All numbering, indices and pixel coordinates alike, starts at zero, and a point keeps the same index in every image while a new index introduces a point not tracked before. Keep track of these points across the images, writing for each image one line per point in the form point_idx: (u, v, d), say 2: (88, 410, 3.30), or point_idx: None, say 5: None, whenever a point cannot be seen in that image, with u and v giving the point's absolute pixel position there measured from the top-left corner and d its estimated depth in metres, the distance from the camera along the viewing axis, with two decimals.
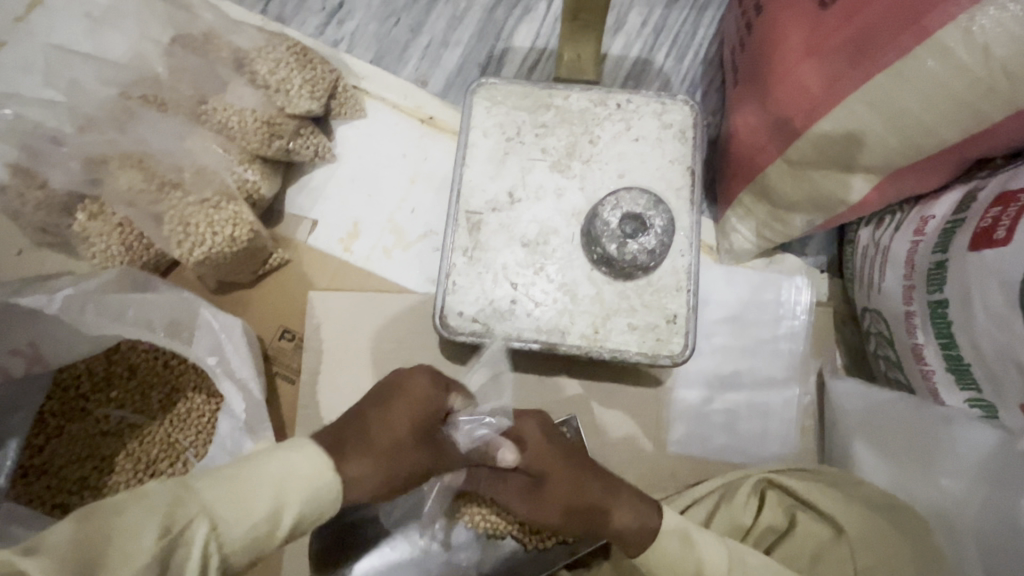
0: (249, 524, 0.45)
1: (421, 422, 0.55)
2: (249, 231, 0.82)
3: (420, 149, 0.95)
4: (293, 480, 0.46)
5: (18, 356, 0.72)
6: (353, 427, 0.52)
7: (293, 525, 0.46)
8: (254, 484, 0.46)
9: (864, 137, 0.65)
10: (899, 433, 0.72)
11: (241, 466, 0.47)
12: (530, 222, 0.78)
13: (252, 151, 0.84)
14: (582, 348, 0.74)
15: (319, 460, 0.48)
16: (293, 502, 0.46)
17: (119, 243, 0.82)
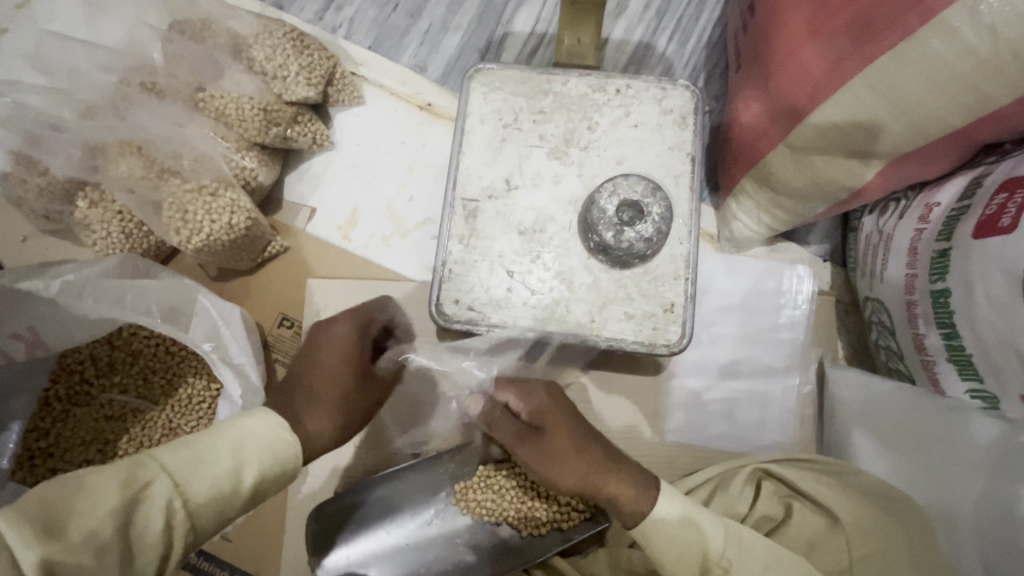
0: (213, 482, 0.49)
1: (350, 359, 0.67)
2: (247, 218, 0.82)
3: (418, 137, 0.95)
4: (253, 440, 0.52)
5: (19, 340, 0.74)
6: (299, 386, 0.63)
7: (254, 483, 0.51)
8: (214, 444, 0.50)
9: (866, 122, 0.64)
10: (896, 421, 0.72)
11: (199, 433, 0.51)
12: (527, 210, 0.78)
13: (250, 138, 0.84)
14: (578, 336, 0.74)
15: (271, 423, 0.54)
16: (252, 460, 0.51)
17: (119, 230, 0.83)
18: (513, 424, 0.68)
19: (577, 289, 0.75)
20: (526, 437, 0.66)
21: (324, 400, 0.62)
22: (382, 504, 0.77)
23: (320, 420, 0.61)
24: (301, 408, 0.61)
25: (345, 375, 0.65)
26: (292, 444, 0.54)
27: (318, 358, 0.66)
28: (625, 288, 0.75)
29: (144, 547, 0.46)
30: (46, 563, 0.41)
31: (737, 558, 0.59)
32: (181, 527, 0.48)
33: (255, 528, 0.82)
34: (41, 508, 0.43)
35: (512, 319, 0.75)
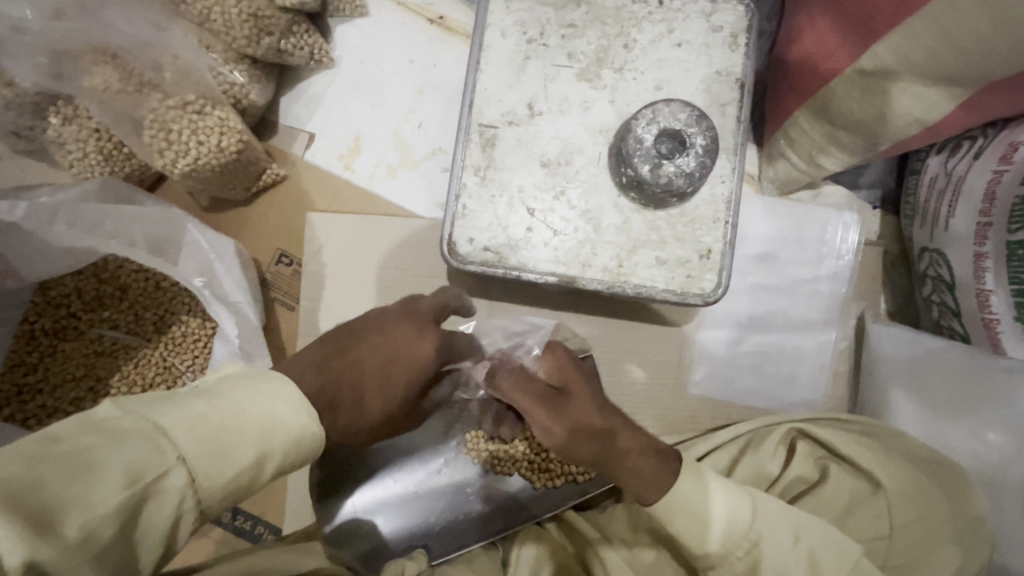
0: (234, 476, 0.43)
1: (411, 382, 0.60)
2: (238, 140, 0.74)
3: (428, 55, 0.84)
4: (279, 431, 0.46)
5: None
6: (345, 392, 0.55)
7: (275, 473, 0.47)
8: (235, 432, 0.44)
9: (962, 40, 0.54)
10: (941, 381, 0.67)
11: (218, 405, 0.44)
12: (552, 139, 0.69)
13: (238, 49, 0.74)
14: (604, 282, 0.68)
15: (303, 415, 0.47)
16: (276, 451, 0.46)
17: (96, 150, 0.75)
18: (530, 383, 0.54)
19: (606, 231, 0.68)
20: (547, 396, 0.53)
21: (362, 411, 0.57)
22: (388, 451, 0.73)
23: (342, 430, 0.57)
24: (337, 411, 0.55)
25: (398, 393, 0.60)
26: (319, 443, 0.49)
27: (379, 350, 0.57)
28: (659, 231, 0.68)
29: (151, 537, 0.41)
30: (38, 565, 0.35)
31: (768, 531, 0.53)
32: (195, 512, 0.43)
33: None
34: (33, 493, 0.36)
35: (532, 262, 0.68)
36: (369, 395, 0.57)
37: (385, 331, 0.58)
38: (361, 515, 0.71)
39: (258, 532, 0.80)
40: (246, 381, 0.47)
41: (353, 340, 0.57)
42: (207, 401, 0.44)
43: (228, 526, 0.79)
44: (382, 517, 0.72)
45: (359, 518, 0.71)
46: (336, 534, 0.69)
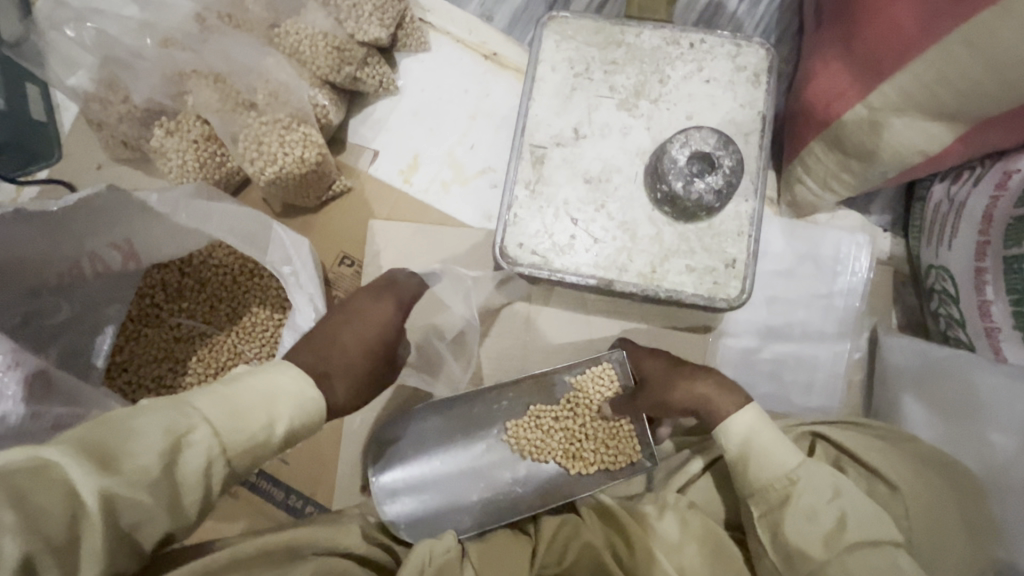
0: (253, 432, 0.49)
1: (379, 340, 0.68)
2: (318, 153, 0.84)
3: (482, 86, 0.95)
4: (281, 397, 0.53)
5: (116, 250, 0.78)
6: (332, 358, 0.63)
7: (285, 435, 0.52)
8: (246, 398, 0.50)
9: (956, 79, 0.62)
10: (945, 388, 0.73)
11: (233, 386, 0.51)
12: (594, 159, 0.79)
13: (321, 76, 0.85)
14: (639, 285, 0.76)
15: (297, 382, 0.55)
16: (282, 413, 0.52)
17: (194, 158, 0.84)
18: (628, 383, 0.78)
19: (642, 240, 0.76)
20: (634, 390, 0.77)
21: (353, 365, 0.64)
22: (438, 432, 0.80)
23: (345, 387, 0.63)
24: (332, 375, 0.62)
25: (372, 350, 0.67)
26: (317, 398, 0.56)
27: (346, 319, 0.68)
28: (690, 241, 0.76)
29: (192, 486, 0.45)
30: (107, 495, 0.40)
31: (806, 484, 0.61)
32: (230, 464, 0.48)
33: (310, 451, 0.87)
34: (98, 440, 0.42)
35: (575, 266, 0.76)
36: (351, 348, 0.65)
37: (345, 306, 0.70)
38: (405, 488, 0.77)
39: (308, 511, 0.86)
40: (241, 373, 0.54)
41: (328, 326, 0.68)
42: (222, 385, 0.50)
43: (281, 503, 0.86)
44: (426, 492, 0.77)
45: (404, 489, 0.77)
46: (383, 502, 0.75)
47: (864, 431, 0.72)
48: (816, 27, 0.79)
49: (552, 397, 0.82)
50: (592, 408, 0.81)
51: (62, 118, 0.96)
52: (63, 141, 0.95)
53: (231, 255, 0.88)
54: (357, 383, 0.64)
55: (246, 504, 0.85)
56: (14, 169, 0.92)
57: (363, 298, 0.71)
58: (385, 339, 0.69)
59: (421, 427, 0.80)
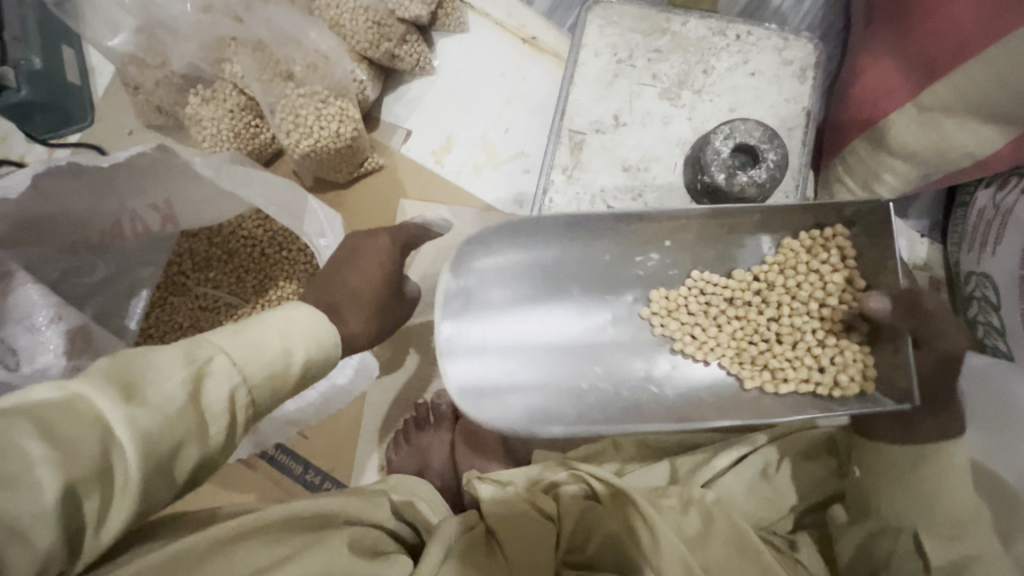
0: (272, 361, 0.48)
1: (381, 274, 0.66)
2: (353, 128, 0.83)
3: (520, 70, 0.94)
4: (297, 329, 0.52)
5: (155, 212, 0.77)
6: (341, 294, 0.63)
7: (302, 367, 0.51)
8: (261, 331, 0.49)
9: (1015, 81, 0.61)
10: (979, 396, 0.72)
11: (250, 326, 0.49)
12: (633, 148, 0.78)
13: (360, 51, 0.85)
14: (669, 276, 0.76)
15: (308, 316, 0.54)
16: (297, 343, 0.51)
17: (228, 128, 0.84)
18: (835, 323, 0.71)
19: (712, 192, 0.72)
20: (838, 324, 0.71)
21: (361, 304, 0.63)
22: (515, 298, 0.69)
23: (356, 325, 0.62)
24: (342, 309, 0.62)
25: (377, 282, 0.65)
26: (332, 334, 0.55)
27: (347, 257, 0.66)
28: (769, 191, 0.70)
29: (219, 416, 0.44)
30: (135, 425, 0.39)
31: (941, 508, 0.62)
32: (256, 399, 0.47)
33: (332, 428, 0.87)
34: (124, 375, 0.40)
35: None
36: (360, 290, 0.64)
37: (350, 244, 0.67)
38: (486, 301, 0.68)
39: (326, 488, 0.85)
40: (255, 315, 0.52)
41: (334, 265, 0.66)
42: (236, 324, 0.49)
43: (299, 478, 0.86)
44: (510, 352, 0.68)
45: (479, 259, 0.67)
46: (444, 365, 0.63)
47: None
48: (867, 24, 0.78)
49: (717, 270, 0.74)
50: (751, 311, 0.74)
51: (96, 83, 0.95)
52: (97, 106, 0.95)
53: (260, 227, 0.87)
54: (369, 319, 0.64)
55: (263, 477, 0.85)
56: (50, 130, 0.93)
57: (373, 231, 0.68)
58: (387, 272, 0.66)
59: (501, 283, 0.68)
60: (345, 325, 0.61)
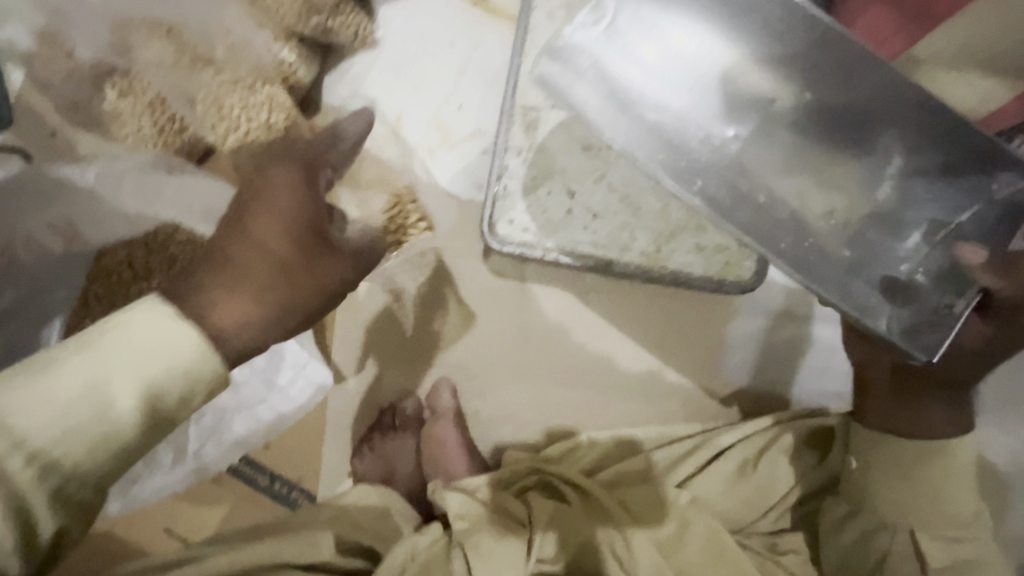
0: (79, 410, 0.42)
1: (293, 231, 0.54)
2: (286, 117, 0.75)
3: (471, 37, 0.85)
4: (123, 354, 0.44)
5: (55, 233, 0.72)
6: (226, 268, 0.51)
7: (136, 406, 0.44)
8: (68, 372, 0.43)
9: None
10: None
11: (92, 358, 0.44)
12: (594, 124, 0.70)
13: (288, 27, 0.75)
14: (640, 267, 0.69)
15: (143, 332, 0.44)
16: (124, 379, 0.44)
17: (151, 124, 0.74)
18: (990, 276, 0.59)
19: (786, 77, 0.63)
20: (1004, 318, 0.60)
21: (247, 280, 0.51)
22: (692, 76, 0.64)
23: (240, 311, 0.50)
24: (232, 292, 0.50)
25: (281, 246, 0.53)
26: (190, 341, 0.45)
27: (237, 225, 0.54)
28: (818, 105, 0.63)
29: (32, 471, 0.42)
30: None
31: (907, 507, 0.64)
32: (78, 453, 0.43)
33: (295, 435, 0.83)
34: None
35: (569, 245, 0.70)
36: (250, 261, 0.51)
37: (254, 193, 0.56)
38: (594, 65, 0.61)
39: (295, 496, 0.83)
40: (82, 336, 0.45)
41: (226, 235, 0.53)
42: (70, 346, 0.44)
43: (266, 488, 0.82)
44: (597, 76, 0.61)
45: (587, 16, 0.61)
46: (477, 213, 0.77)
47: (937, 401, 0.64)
48: None
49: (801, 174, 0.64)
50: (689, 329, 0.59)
51: None
52: None
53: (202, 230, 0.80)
54: (273, 302, 0.52)
55: (229, 489, 0.82)
56: None
57: (269, 183, 0.57)
58: (295, 232, 0.54)
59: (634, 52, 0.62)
60: (221, 314, 0.49)
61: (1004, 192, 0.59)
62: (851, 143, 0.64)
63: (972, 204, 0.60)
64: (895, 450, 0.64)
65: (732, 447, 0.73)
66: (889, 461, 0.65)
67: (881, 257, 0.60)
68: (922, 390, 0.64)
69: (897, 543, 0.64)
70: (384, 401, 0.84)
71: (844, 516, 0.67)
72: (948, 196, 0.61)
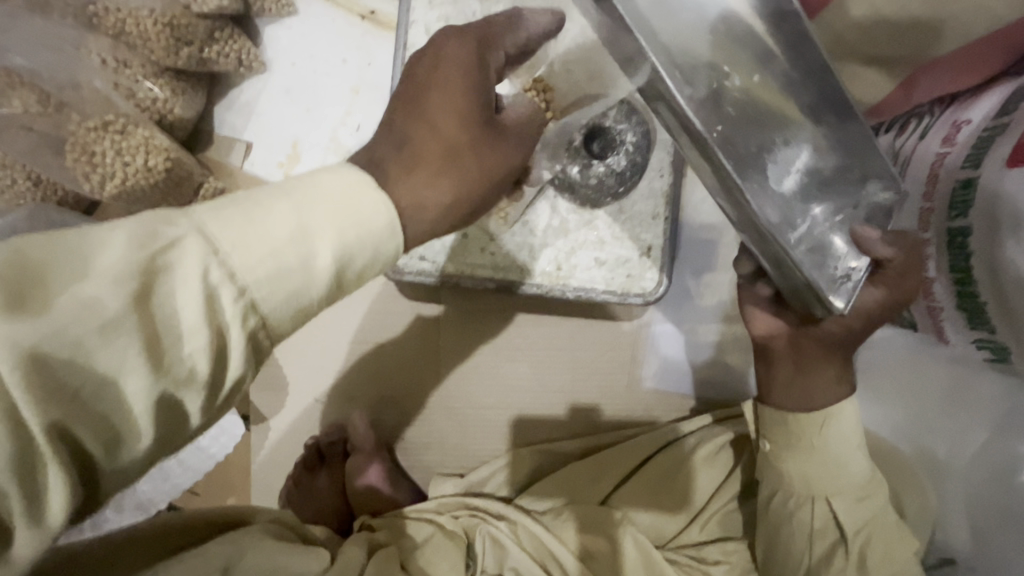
0: (284, 257, 0.31)
1: (466, 109, 0.41)
2: (166, 159, 0.71)
3: (363, 52, 0.81)
4: (318, 205, 0.33)
5: None
6: (386, 142, 0.40)
7: (336, 266, 0.34)
8: (268, 214, 0.32)
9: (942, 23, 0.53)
10: (901, 382, 0.65)
11: (250, 210, 0.32)
12: None
13: (157, 61, 0.71)
14: (545, 286, 0.67)
15: (344, 184, 0.35)
16: (330, 230, 0.33)
17: (26, 178, 0.70)
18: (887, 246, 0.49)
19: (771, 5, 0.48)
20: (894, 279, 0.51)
21: (425, 157, 0.39)
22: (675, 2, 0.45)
23: (416, 188, 0.38)
24: (400, 177, 0.38)
25: (451, 124, 0.40)
26: (384, 210, 0.36)
27: (428, 95, 0.41)
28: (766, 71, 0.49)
29: (111, 342, 0.28)
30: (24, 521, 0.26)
31: (825, 484, 0.58)
32: (182, 349, 0.29)
33: (221, 479, 0.82)
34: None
35: (469, 269, 0.68)
36: (419, 136, 0.40)
37: (406, 82, 0.42)
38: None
39: None
40: (266, 194, 0.33)
41: (410, 99, 0.41)
42: (184, 218, 0.31)
43: None
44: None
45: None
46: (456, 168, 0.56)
47: (839, 381, 0.58)
48: None
49: (791, 115, 0.49)
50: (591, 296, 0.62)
51: None
52: None
53: None
54: (445, 198, 0.39)
55: None
56: None
57: (441, 53, 0.42)
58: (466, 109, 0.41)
59: None
60: (401, 188, 0.38)
61: (882, 196, 0.52)
62: (775, 121, 0.48)
63: (850, 207, 0.50)
64: (787, 428, 0.59)
65: (683, 438, 0.72)
66: (788, 437, 0.60)
67: (789, 228, 0.46)
68: (820, 355, 0.57)
69: (818, 518, 0.59)
70: (312, 437, 0.82)
71: (770, 501, 0.62)
72: (844, 190, 0.51)
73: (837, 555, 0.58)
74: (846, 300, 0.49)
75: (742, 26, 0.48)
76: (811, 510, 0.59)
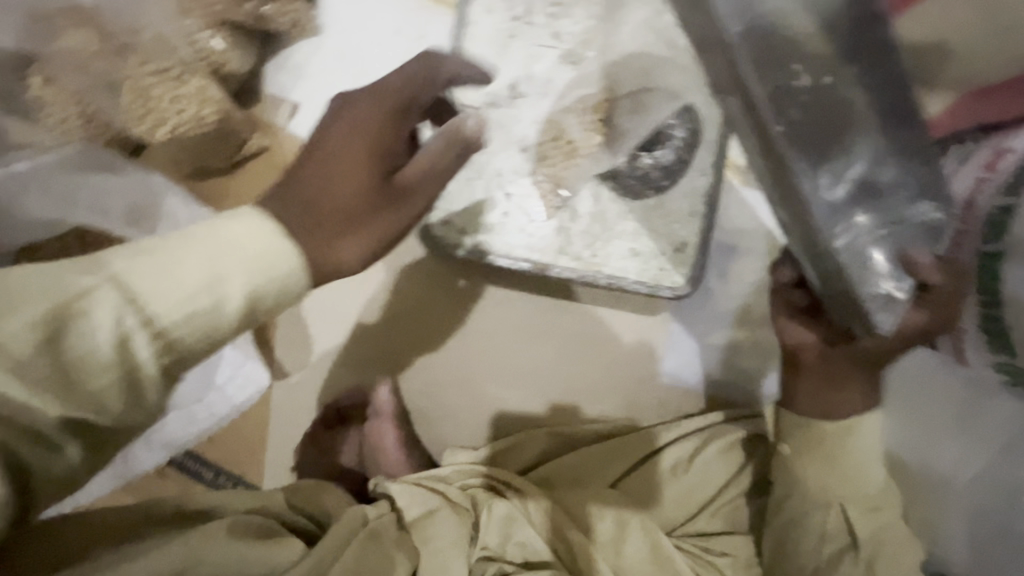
0: (194, 304, 0.35)
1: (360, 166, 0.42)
2: (218, 110, 0.72)
3: (417, 26, 0.82)
4: (224, 254, 0.36)
5: None
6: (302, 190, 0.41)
7: (248, 306, 0.37)
8: (179, 259, 0.36)
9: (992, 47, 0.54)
10: (926, 403, 0.65)
11: (166, 258, 0.36)
12: (531, 124, 0.70)
13: (218, 12, 0.71)
14: (577, 271, 0.68)
15: (247, 232, 0.37)
16: (238, 277, 0.36)
17: (77, 116, 0.69)
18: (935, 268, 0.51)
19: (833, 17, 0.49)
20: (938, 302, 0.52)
21: (352, 218, 0.41)
22: None
23: (333, 243, 0.40)
24: (321, 231, 0.40)
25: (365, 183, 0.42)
26: (288, 257, 0.38)
27: (332, 148, 0.42)
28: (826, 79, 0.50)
29: (90, 372, 0.34)
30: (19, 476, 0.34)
31: (835, 488, 0.60)
32: (150, 377, 0.35)
33: (238, 429, 0.83)
34: None
35: (505, 247, 0.69)
36: (324, 191, 0.40)
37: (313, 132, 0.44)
38: None
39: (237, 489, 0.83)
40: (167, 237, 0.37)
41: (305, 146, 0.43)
42: (99, 268, 0.35)
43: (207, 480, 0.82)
44: None
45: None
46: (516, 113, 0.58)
47: (860, 391, 0.60)
48: None
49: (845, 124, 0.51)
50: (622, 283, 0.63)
51: None
52: None
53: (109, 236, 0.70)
54: (347, 254, 0.41)
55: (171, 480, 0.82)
56: None
57: (348, 114, 0.43)
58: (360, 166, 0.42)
59: None
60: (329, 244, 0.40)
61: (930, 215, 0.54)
62: (832, 131, 0.50)
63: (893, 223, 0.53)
64: (806, 433, 0.61)
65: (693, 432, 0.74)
66: (807, 442, 0.61)
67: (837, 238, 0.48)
68: (848, 367, 0.59)
69: (828, 523, 0.61)
70: (330, 398, 0.83)
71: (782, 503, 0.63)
72: (884, 208, 0.53)
73: (845, 560, 0.59)
74: (891, 322, 0.52)
75: (811, 32, 0.49)
76: (819, 514, 0.61)
